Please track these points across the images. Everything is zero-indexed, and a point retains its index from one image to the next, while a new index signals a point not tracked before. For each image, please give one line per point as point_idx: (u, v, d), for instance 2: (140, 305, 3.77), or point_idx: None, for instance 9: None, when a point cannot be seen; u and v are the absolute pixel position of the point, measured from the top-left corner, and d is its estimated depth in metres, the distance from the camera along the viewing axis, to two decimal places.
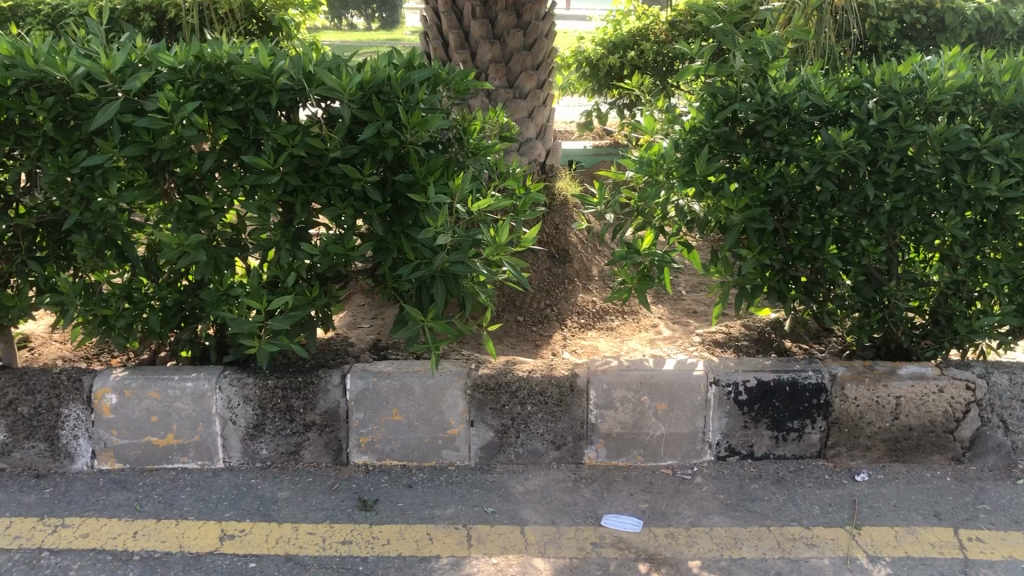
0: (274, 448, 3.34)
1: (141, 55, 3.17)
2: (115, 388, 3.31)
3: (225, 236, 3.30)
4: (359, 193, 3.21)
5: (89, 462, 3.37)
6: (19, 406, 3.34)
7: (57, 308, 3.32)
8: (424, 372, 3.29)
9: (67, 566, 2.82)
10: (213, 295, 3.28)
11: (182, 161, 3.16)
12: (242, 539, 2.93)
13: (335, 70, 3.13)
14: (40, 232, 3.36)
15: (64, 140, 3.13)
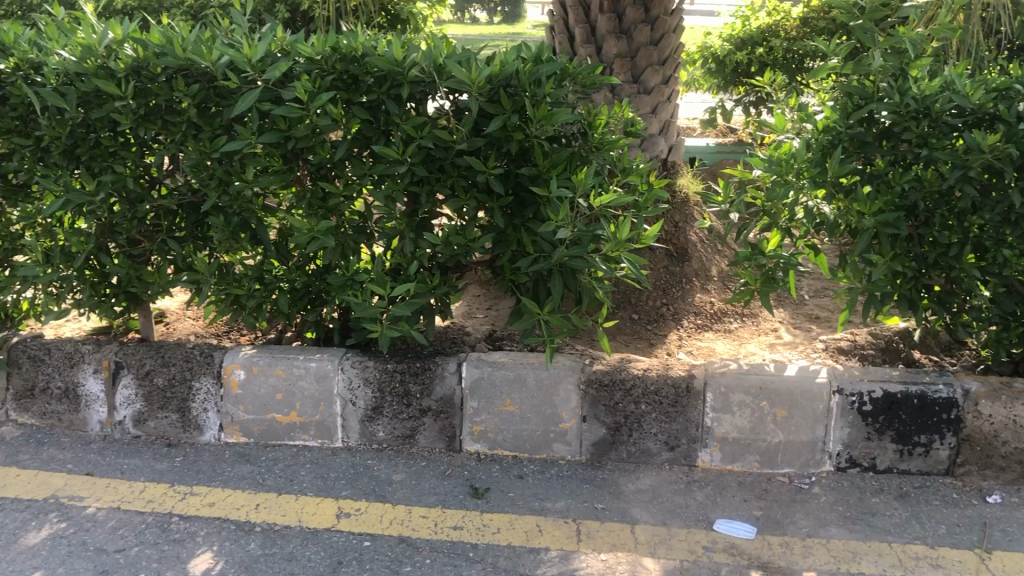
0: (391, 431, 3.41)
1: (281, 45, 3.28)
2: (244, 364, 3.46)
3: (352, 222, 3.39)
4: (483, 184, 3.24)
5: (217, 435, 3.53)
6: (155, 377, 3.54)
7: (193, 286, 3.50)
8: (539, 364, 3.31)
9: (195, 532, 2.96)
10: (339, 280, 3.38)
11: (316, 149, 3.26)
12: (358, 517, 3.02)
13: (465, 63, 3.16)
14: (180, 213, 3.53)
15: (206, 125, 3.28)
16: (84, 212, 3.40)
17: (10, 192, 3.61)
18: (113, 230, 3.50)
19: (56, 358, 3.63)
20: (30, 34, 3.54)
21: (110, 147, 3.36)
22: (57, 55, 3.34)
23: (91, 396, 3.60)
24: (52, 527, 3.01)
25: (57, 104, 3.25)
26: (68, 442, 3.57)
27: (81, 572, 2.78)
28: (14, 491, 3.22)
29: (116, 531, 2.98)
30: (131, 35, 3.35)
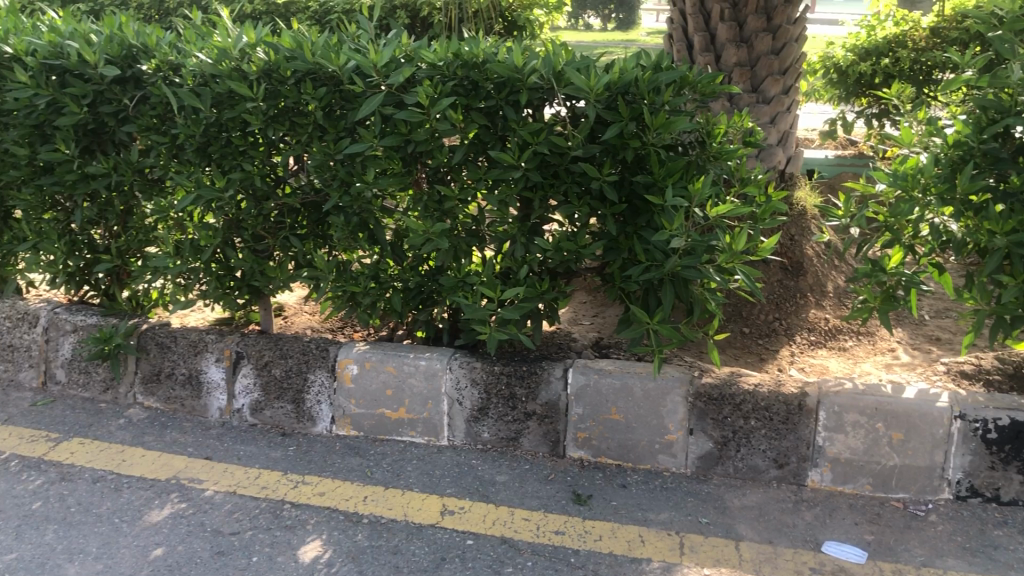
0: (495, 432, 3.45)
1: (405, 51, 3.38)
2: (357, 359, 3.56)
3: (466, 225, 3.45)
4: (597, 191, 3.25)
5: (328, 427, 3.64)
6: (273, 368, 3.67)
7: (312, 283, 3.62)
8: (646, 374, 3.29)
9: (305, 520, 3.07)
10: (451, 281, 3.46)
11: (434, 153, 3.33)
12: (461, 516, 3.06)
13: (584, 70, 3.17)
14: (302, 212, 3.66)
15: (331, 127, 3.39)
16: (214, 208, 3.57)
17: (146, 186, 3.81)
18: (239, 226, 3.66)
19: (181, 346, 3.81)
20: (171, 36, 3.74)
21: (240, 147, 3.52)
22: (195, 57, 3.51)
23: (212, 384, 3.77)
24: (173, 507, 3.17)
25: (193, 104, 3.44)
26: (189, 426, 3.75)
27: (199, 551, 2.91)
28: (140, 471, 3.41)
29: (232, 515, 3.11)
30: (264, 39, 3.50)
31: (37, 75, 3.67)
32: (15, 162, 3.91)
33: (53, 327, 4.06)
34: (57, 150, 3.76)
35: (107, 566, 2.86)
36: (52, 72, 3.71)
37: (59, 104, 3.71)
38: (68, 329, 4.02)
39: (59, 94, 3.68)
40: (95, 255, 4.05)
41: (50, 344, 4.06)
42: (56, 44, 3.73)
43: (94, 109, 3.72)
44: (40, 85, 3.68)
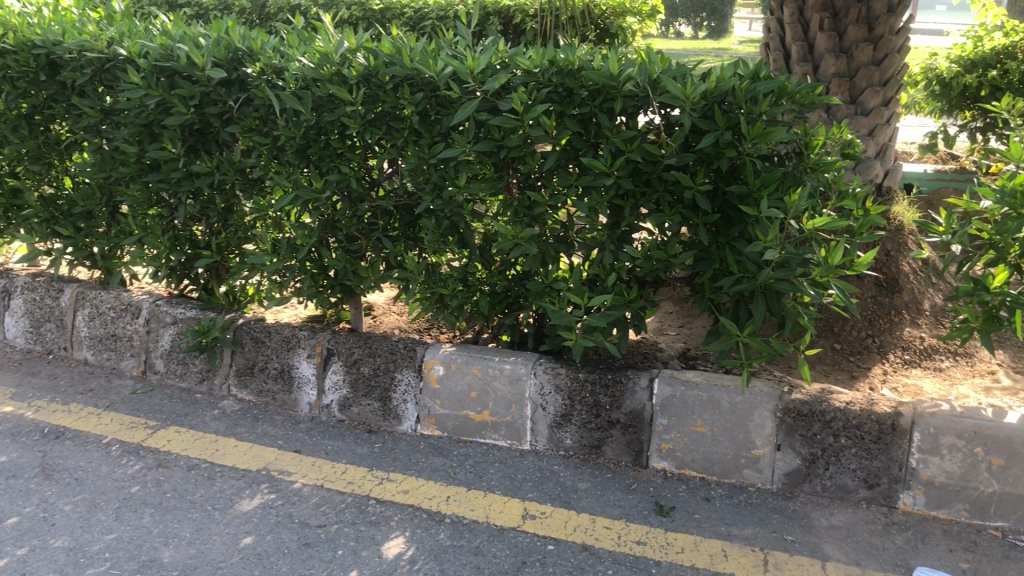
0: (578, 439, 3.45)
1: (501, 58, 3.40)
2: (443, 360, 3.61)
3: (554, 231, 3.46)
4: (690, 201, 3.23)
5: (413, 426, 3.70)
6: (362, 366, 3.75)
7: (402, 284, 3.70)
8: (734, 387, 3.24)
9: (389, 516, 3.12)
10: (538, 287, 3.48)
11: (526, 159, 3.36)
12: (543, 520, 3.07)
13: (681, 78, 3.16)
14: (395, 214, 3.73)
15: (426, 132, 3.46)
16: (310, 208, 3.68)
17: (247, 185, 3.94)
18: (334, 226, 3.76)
19: (274, 341, 3.92)
20: (275, 40, 3.85)
21: (338, 149, 3.61)
22: (297, 61, 3.62)
23: (303, 379, 3.87)
24: (263, 497, 3.28)
25: (294, 107, 3.54)
26: (280, 419, 3.86)
27: (286, 542, 3.00)
28: (233, 461, 3.53)
29: (319, 507, 3.20)
30: (365, 44, 3.58)
31: (149, 77, 3.84)
32: (125, 159, 4.09)
33: (154, 318, 4.22)
34: (164, 149, 3.93)
35: (199, 551, 2.98)
36: (163, 74, 3.87)
37: (167, 104, 3.87)
38: (168, 321, 4.18)
39: (168, 95, 3.84)
40: (196, 251, 4.21)
41: (150, 334, 4.23)
42: (167, 47, 3.89)
43: (200, 109, 3.87)
44: (151, 86, 3.84)
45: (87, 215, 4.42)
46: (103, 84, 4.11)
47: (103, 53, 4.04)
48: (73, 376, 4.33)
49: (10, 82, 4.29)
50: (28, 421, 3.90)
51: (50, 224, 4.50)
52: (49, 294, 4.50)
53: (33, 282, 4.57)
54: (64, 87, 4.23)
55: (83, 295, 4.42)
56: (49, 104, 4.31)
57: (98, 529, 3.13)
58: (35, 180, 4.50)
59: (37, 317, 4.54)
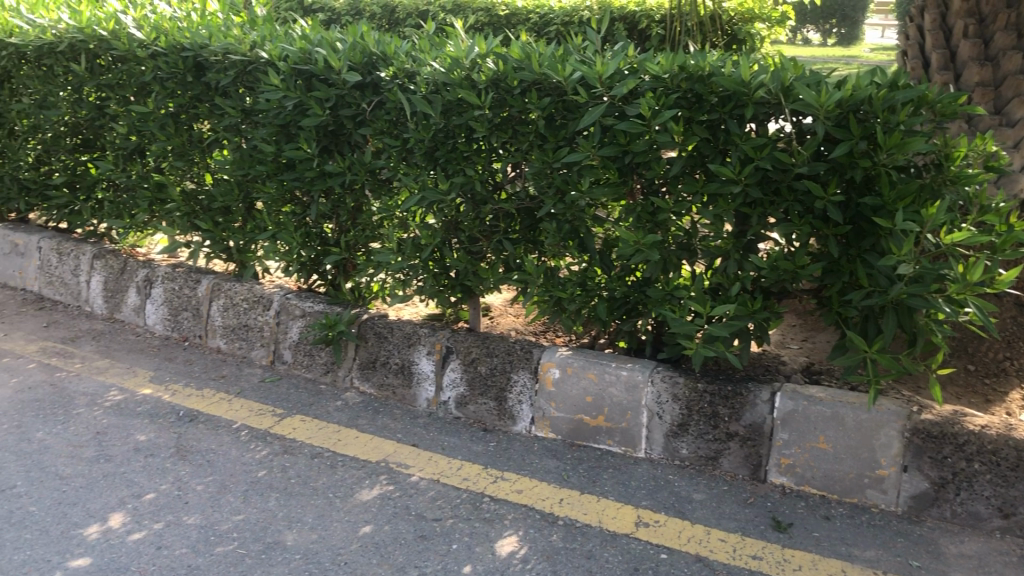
0: (694, 449, 3.41)
1: (630, 63, 3.40)
2: (560, 364, 3.63)
3: (677, 238, 3.43)
4: (820, 211, 3.15)
5: (528, 427, 3.73)
6: (479, 365, 3.81)
7: (521, 286, 3.76)
8: (859, 404, 3.15)
9: (503, 515, 3.19)
10: (659, 294, 3.46)
11: (651, 165, 3.35)
12: (656, 529, 3.06)
13: (815, 85, 3.09)
14: (517, 218, 3.78)
15: (551, 136, 3.49)
16: (435, 209, 3.78)
17: (376, 186, 4.06)
18: (457, 228, 3.85)
19: (397, 337, 4.03)
20: (407, 45, 3.95)
21: (464, 152, 3.69)
22: (429, 66, 3.72)
23: (422, 375, 3.96)
24: (382, 488, 3.39)
25: (425, 111, 3.64)
26: (399, 414, 3.96)
27: (404, 533, 3.10)
28: (354, 451, 3.66)
29: (435, 501, 3.29)
30: (495, 49, 3.64)
31: (289, 79, 4.02)
32: (262, 158, 4.29)
33: (284, 311, 4.39)
34: (300, 149, 4.10)
35: (321, 536, 3.10)
36: (301, 77, 4.04)
37: (304, 106, 4.03)
38: (297, 314, 4.34)
39: (305, 97, 4.00)
40: (325, 247, 4.37)
41: (280, 326, 4.40)
42: (306, 51, 4.05)
43: (335, 111, 4.02)
44: (290, 88, 4.02)
45: (225, 210, 4.63)
46: (244, 85, 4.31)
47: (246, 56, 4.24)
48: (207, 363, 4.55)
49: (161, 84, 4.59)
50: (165, 403, 4.13)
51: (191, 218, 4.73)
52: (188, 284, 4.75)
53: (173, 272, 4.83)
54: (208, 87, 4.46)
55: (219, 286, 4.64)
56: (194, 103, 4.55)
57: (227, 509, 3.29)
58: (178, 176, 4.73)
59: (176, 306, 4.78)
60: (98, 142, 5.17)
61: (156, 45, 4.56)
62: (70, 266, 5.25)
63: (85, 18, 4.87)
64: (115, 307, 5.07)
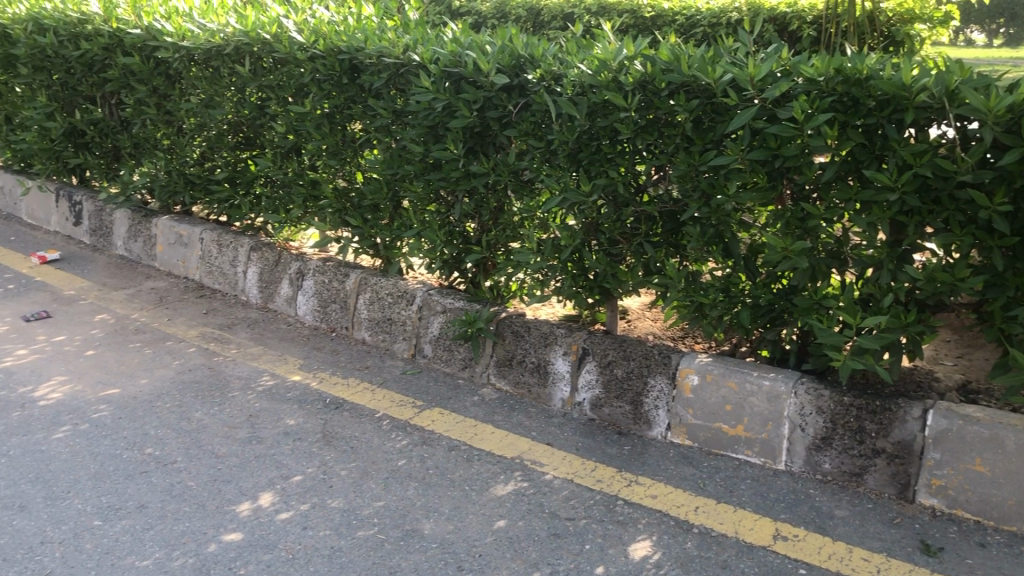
0: (838, 465, 3.31)
1: (783, 65, 3.31)
2: (698, 370, 3.58)
3: (827, 246, 3.35)
4: (984, 221, 3.00)
5: (664, 433, 3.70)
6: (615, 368, 3.81)
7: (662, 289, 3.75)
8: (1022, 427, 2.97)
9: (637, 518, 3.18)
10: (805, 302, 3.38)
11: (802, 170, 3.27)
12: (795, 543, 3.00)
13: (984, 88, 2.92)
14: (659, 221, 3.76)
15: (698, 139, 3.46)
16: (576, 211, 3.81)
17: (519, 187, 4.11)
18: (597, 229, 3.85)
19: (534, 337, 4.07)
20: (555, 48, 3.98)
21: (608, 154, 3.70)
22: (576, 68, 3.73)
23: (558, 375, 3.99)
24: (517, 484, 3.45)
25: (570, 113, 3.67)
26: (534, 412, 4.01)
27: (538, 530, 3.14)
28: (489, 446, 3.72)
29: (568, 501, 3.32)
30: (643, 52, 3.62)
31: (438, 82, 4.13)
32: (411, 158, 4.42)
33: (426, 306, 4.51)
34: (447, 150, 4.20)
35: (457, 527, 3.18)
36: (450, 79, 4.15)
37: (452, 107, 4.14)
38: (438, 309, 4.45)
39: (454, 98, 4.11)
40: (467, 246, 4.46)
41: (421, 321, 4.52)
42: (456, 54, 4.15)
43: (482, 113, 4.10)
44: (439, 90, 4.14)
45: (373, 208, 4.79)
46: (396, 87, 4.46)
47: (399, 59, 4.38)
48: (352, 354, 4.73)
49: (318, 85, 4.79)
50: (313, 390, 4.32)
51: (341, 214, 4.92)
52: (337, 277, 4.94)
53: (323, 265, 5.04)
54: (362, 89, 4.64)
55: (365, 280, 4.80)
56: (349, 104, 4.73)
57: (369, 495, 3.42)
58: (331, 174, 4.93)
59: (325, 298, 4.99)
60: (258, 141, 5.43)
61: (314, 48, 4.76)
62: (228, 258, 5.55)
63: (250, 22, 5.15)
64: (269, 297, 5.34)
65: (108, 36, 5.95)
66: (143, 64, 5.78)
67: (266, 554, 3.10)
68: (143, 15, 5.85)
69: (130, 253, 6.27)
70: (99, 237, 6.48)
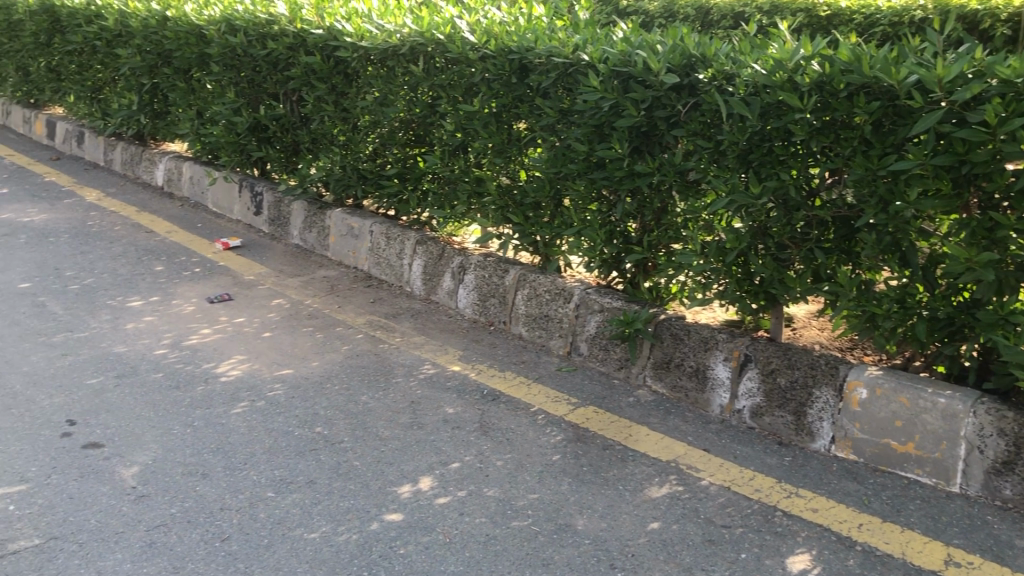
0: (1021, 492, 3.12)
1: (976, 66, 3.13)
2: (867, 384, 3.45)
3: (1017, 259, 3.14)
4: None
5: (827, 446, 3.58)
6: (778, 377, 3.71)
7: (832, 297, 3.63)
8: None
9: (796, 531, 3.11)
10: (989, 317, 3.19)
11: (992, 176, 3.10)
12: (969, 571, 2.86)
13: None
14: (831, 226, 3.63)
15: (877, 142, 3.33)
16: (743, 213, 3.73)
17: (684, 187, 4.07)
18: (765, 233, 3.77)
19: (693, 340, 4.02)
20: (728, 47, 3.92)
21: (780, 156, 3.61)
22: (749, 68, 3.66)
23: (718, 381, 3.92)
24: (671, 487, 3.42)
25: (742, 113, 3.61)
26: (691, 416, 3.96)
27: (692, 535, 3.12)
28: (644, 448, 3.71)
29: (725, 508, 3.27)
30: (821, 51, 3.50)
31: (607, 81, 4.15)
32: (575, 156, 4.44)
33: (583, 304, 4.54)
34: (612, 149, 4.22)
35: (610, 525, 3.20)
36: (619, 78, 4.15)
37: (620, 107, 4.15)
38: (596, 308, 4.47)
39: (622, 98, 4.11)
40: (628, 246, 4.44)
41: (579, 319, 4.55)
42: (626, 53, 4.16)
43: (650, 112, 4.09)
44: (607, 89, 4.15)
45: (535, 205, 4.86)
46: (564, 87, 4.51)
47: (568, 58, 4.43)
48: (509, 348, 4.82)
49: (488, 85, 4.90)
50: (471, 381, 4.43)
51: (504, 211, 5.01)
52: (497, 273, 5.03)
53: (484, 260, 5.14)
54: (530, 88, 4.71)
55: (525, 276, 4.87)
56: (516, 103, 4.81)
57: (524, 486, 3.48)
58: (495, 171, 5.02)
59: (485, 292, 5.10)
60: (427, 138, 5.60)
61: (486, 48, 4.88)
62: (395, 250, 5.77)
63: (426, 23, 5.33)
64: (432, 289, 5.51)
65: (293, 36, 6.30)
66: (324, 62, 6.09)
67: (425, 536, 3.21)
68: (325, 16, 6.16)
69: (305, 243, 6.61)
70: (277, 226, 6.86)
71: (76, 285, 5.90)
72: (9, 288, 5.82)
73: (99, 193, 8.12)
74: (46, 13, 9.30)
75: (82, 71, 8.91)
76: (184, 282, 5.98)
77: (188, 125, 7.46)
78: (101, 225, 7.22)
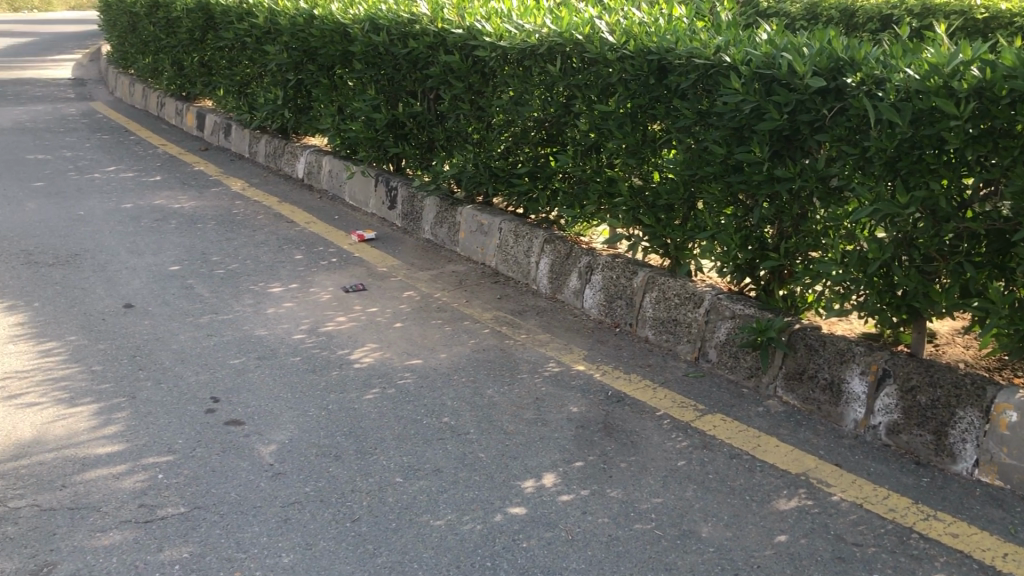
0: None
1: None
2: (1019, 407, 3.29)
3: None
4: None
5: (969, 469, 3.43)
6: (919, 394, 3.57)
7: (981, 314, 3.46)
8: None
9: (933, 555, 3.00)
10: None
11: None
12: None
13: None
14: (984, 239, 3.48)
15: None
16: (888, 223, 3.60)
17: (826, 194, 3.96)
18: (911, 244, 3.61)
19: (829, 352, 3.91)
20: (878, 50, 3.80)
21: (931, 164, 3.46)
22: (902, 72, 3.53)
23: (853, 395, 3.80)
24: (800, 500, 3.34)
25: (891, 119, 3.48)
26: (823, 429, 3.85)
27: (822, 551, 3.05)
28: (773, 459, 3.63)
29: (857, 526, 3.17)
30: (981, 56, 3.35)
31: (749, 83, 4.08)
32: (712, 159, 4.39)
33: (714, 310, 4.48)
34: (752, 153, 4.14)
35: (735, 535, 3.15)
36: (761, 81, 4.07)
37: (761, 109, 4.07)
38: (727, 314, 4.41)
39: (764, 101, 4.04)
40: (763, 252, 4.35)
41: (708, 325, 4.49)
42: (770, 55, 4.07)
43: (793, 116, 3.99)
44: (749, 92, 4.08)
45: (668, 207, 4.82)
46: (704, 89, 4.45)
47: (709, 59, 4.37)
48: (635, 350, 4.79)
49: (625, 85, 4.88)
50: (596, 381, 4.44)
51: (634, 212, 4.98)
52: (625, 274, 5.02)
53: (612, 261, 5.14)
54: (668, 89, 4.67)
55: (653, 279, 4.84)
56: (653, 104, 4.78)
57: (648, 490, 3.46)
58: (628, 172, 5.01)
59: (612, 293, 5.10)
60: (559, 138, 5.63)
61: (624, 48, 4.86)
62: (524, 248, 5.83)
63: (566, 24, 5.37)
64: (558, 288, 5.54)
65: (433, 35, 6.43)
66: (462, 61, 6.19)
67: (548, 531, 3.24)
68: (466, 16, 6.28)
69: (435, 238, 6.75)
70: (409, 221, 7.04)
71: (221, 270, 6.21)
72: (161, 270, 6.18)
73: (244, 183, 8.52)
74: (202, 12, 9.83)
75: (233, 67, 9.37)
76: (321, 271, 6.21)
77: (330, 120, 7.73)
78: (246, 214, 7.57)
